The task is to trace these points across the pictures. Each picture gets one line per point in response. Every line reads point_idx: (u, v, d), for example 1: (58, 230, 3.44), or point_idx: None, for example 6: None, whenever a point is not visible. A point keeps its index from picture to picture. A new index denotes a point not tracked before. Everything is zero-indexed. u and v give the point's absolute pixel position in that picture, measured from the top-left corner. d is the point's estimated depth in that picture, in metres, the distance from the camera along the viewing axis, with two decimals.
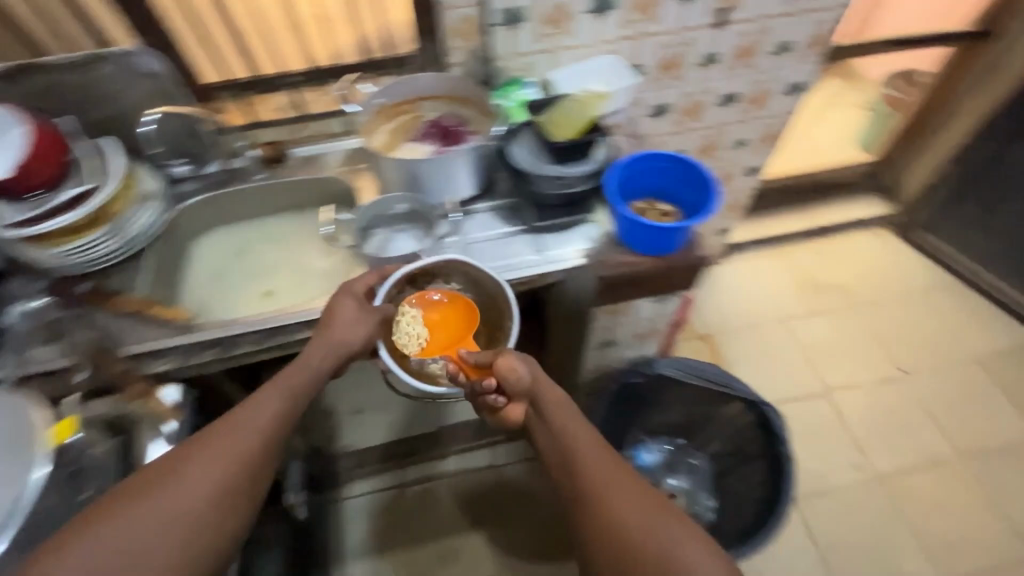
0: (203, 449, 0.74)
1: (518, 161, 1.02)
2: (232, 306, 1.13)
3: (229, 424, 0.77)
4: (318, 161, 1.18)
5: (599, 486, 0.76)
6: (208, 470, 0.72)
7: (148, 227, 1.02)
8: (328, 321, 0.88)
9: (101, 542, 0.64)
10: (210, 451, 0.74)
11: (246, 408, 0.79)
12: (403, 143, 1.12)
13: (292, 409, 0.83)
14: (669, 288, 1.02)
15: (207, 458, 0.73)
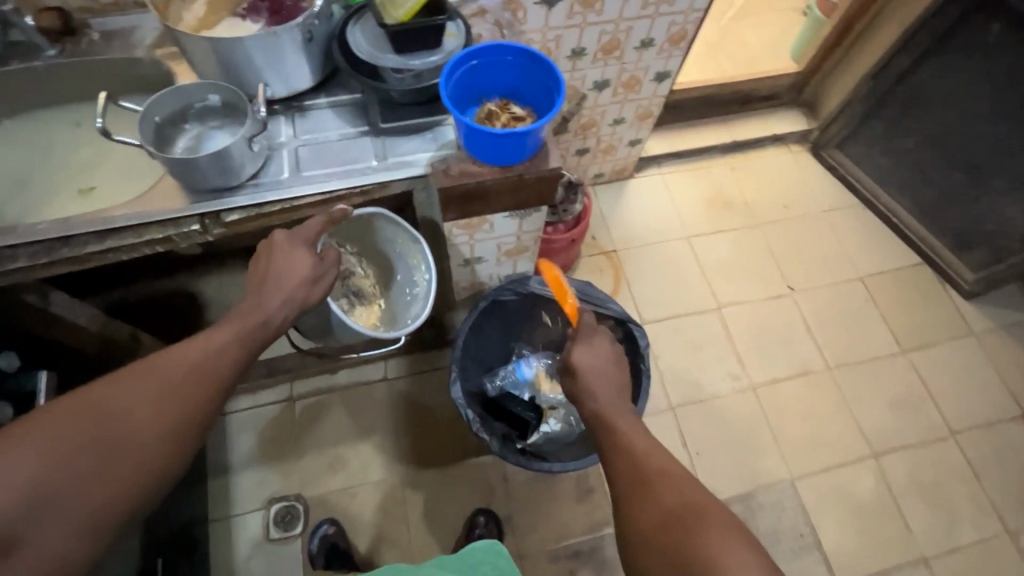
0: (147, 379, 0.69)
1: (356, 49, 0.88)
2: (32, 211, 0.97)
3: (174, 359, 0.72)
4: (125, 37, 0.99)
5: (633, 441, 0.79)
6: (152, 403, 0.68)
7: None
8: (278, 266, 0.82)
9: (5, 474, 0.58)
10: (151, 383, 0.69)
11: (192, 344, 0.74)
12: (221, 19, 0.93)
13: (247, 352, 0.79)
14: (523, 202, 0.95)
15: (151, 391, 0.69)
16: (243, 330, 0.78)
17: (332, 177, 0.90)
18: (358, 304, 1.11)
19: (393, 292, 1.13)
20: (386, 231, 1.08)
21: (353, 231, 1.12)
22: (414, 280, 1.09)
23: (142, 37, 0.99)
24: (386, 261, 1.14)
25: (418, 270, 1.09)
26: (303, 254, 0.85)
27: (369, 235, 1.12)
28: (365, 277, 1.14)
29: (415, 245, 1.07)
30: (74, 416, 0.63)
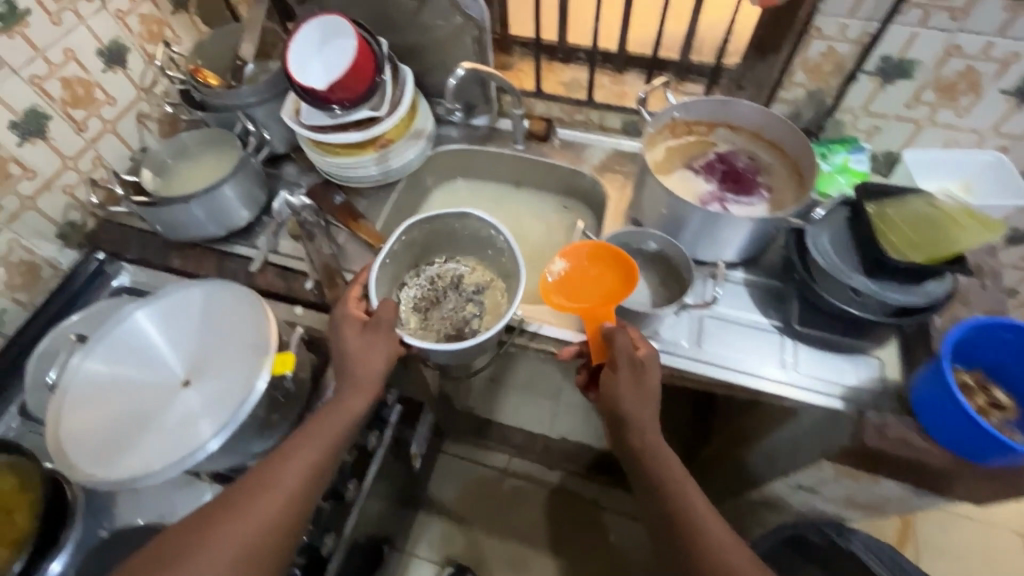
0: (270, 489, 0.64)
1: (815, 252, 0.80)
2: None
3: (262, 479, 0.64)
4: (579, 151, 1.09)
5: (698, 525, 0.66)
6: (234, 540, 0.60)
7: (408, 163, 1.04)
8: (347, 353, 0.73)
9: None
10: (295, 461, 0.66)
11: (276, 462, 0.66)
12: (676, 170, 0.97)
13: (332, 459, 0.69)
14: (941, 491, 0.76)
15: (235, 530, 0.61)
16: (343, 420, 0.71)
17: (725, 364, 0.83)
18: (470, 309, 0.94)
19: (492, 263, 0.98)
20: (417, 233, 0.94)
21: (410, 250, 0.95)
22: (496, 242, 0.93)
23: (593, 153, 1.08)
24: (464, 241, 0.98)
25: (494, 235, 0.92)
26: (380, 349, 0.74)
27: (438, 232, 0.96)
28: (444, 273, 0.98)
29: (461, 216, 0.92)
30: (220, 506, 0.63)
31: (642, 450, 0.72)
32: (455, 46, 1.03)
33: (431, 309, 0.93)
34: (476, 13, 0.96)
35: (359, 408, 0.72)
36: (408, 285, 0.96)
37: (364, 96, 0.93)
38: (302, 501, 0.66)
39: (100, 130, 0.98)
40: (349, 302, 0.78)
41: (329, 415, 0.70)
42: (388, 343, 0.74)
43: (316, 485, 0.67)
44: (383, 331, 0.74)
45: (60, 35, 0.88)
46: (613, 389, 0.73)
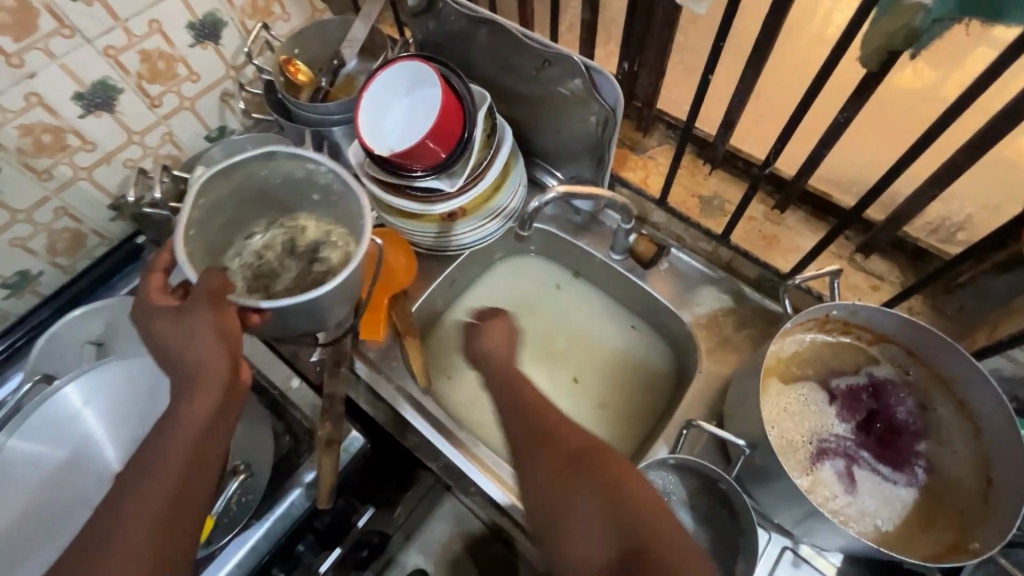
0: (161, 457, 0.45)
1: None
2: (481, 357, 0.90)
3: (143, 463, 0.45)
4: (688, 290, 0.83)
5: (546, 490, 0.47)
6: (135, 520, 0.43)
7: (475, 241, 0.86)
8: (170, 328, 0.49)
9: None
10: (188, 420, 0.46)
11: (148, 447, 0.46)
12: (806, 386, 0.70)
13: (205, 431, 0.47)
14: None
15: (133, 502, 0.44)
16: (186, 442, 0.46)
17: None
18: (316, 269, 0.69)
19: (328, 209, 0.73)
20: (228, 190, 0.68)
21: (215, 228, 0.69)
22: (320, 181, 0.70)
23: (702, 300, 0.83)
24: (288, 193, 0.73)
25: (313, 169, 0.69)
26: (208, 337, 0.48)
27: (246, 193, 0.70)
28: (271, 242, 0.71)
29: (269, 158, 0.68)
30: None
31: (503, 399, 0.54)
32: (575, 123, 0.81)
33: (277, 282, 0.69)
34: (609, 99, 0.73)
35: (206, 416, 0.46)
36: (232, 271, 0.69)
37: (437, 167, 0.73)
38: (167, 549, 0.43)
39: (175, 107, 0.90)
40: (151, 292, 0.54)
41: (157, 438, 0.46)
42: (214, 330, 0.48)
43: (172, 530, 0.44)
44: (204, 306, 0.49)
45: (150, 5, 0.78)
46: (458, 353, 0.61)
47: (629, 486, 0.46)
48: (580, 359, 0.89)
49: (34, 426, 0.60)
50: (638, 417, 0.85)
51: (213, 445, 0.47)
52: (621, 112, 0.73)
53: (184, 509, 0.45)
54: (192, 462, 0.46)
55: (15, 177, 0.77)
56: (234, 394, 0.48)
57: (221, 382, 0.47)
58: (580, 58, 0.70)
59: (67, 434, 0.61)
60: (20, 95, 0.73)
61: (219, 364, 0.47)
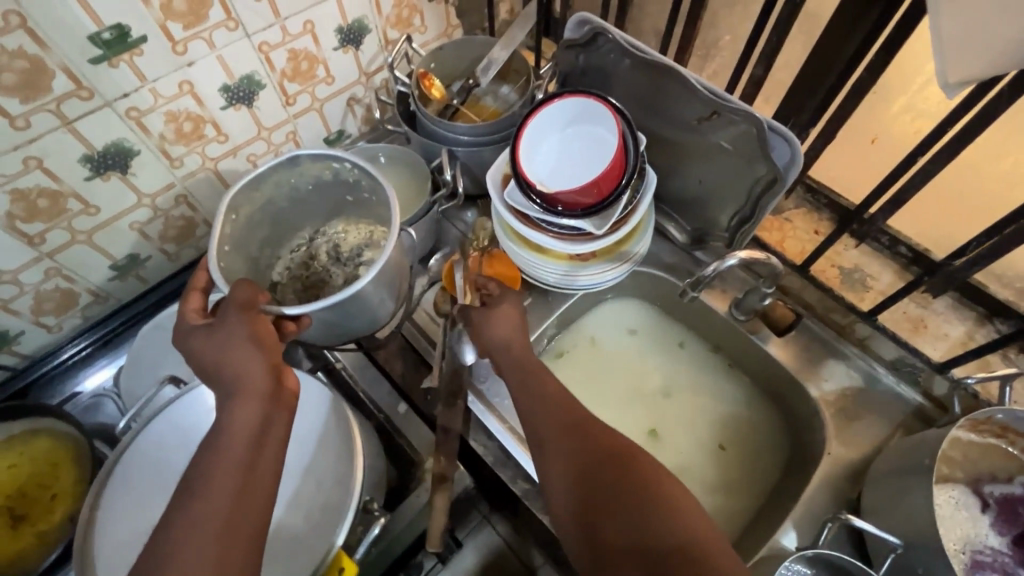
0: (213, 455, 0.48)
1: None
2: None
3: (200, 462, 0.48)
4: (821, 364, 0.78)
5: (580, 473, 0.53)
6: (200, 510, 0.45)
7: (602, 283, 0.82)
8: (208, 349, 0.54)
9: None
10: (228, 419, 0.50)
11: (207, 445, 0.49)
12: (961, 489, 0.66)
13: (257, 438, 0.50)
14: None
15: (186, 502, 0.46)
16: (237, 445, 0.49)
17: None
18: (357, 271, 0.77)
19: (359, 209, 0.79)
20: (263, 202, 0.72)
21: (256, 243, 0.76)
22: (346, 179, 0.74)
23: (831, 379, 0.78)
24: (318, 207, 0.80)
25: (339, 170, 0.73)
26: (243, 343, 0.53)
27: (279, 208, 0.76)
28: (315, 252, 0.80)
29: (292, 166, 0.72)
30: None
31: (554, 400, 0.60)
32: (725, 177, 0.78)
33: (320, 289, 0.77)
34: (784, 159, 0.69)
35: (256, 417, 0.50)
36: (283, 286, 0.78)
37: (591, 208, 0.70)
38: (229, 555, 0.44)
39: (305, 108, 0.88)
40: (186, 312, 0.59)
41: (209, 448, 0.49)
42: (249, 337, 0.54)
43: (235, 534, 0.45)
44: (235, 316, 0.55)
45: (309, 6, 0.76)
46: (484, 323, 0.66)
47: (641, 489, 0.50)
48: (698, 428, 0.84)
49: (162, 428, 0.60)
50: (751, 488, 0.80)
51: (265, 448, 0.50)
52: (792, 175, 0.70)
53: (246, 511, 0.47)
54: (251, 461, 0.49)
55: (149, 161, 0.75)
56: (277, 396, 0.53)
57: (263, 385, 0.52)
58: (761, 115, 0.67)
59: (192, 440, 0.61)
60: (175, 82, 0.71)
61: (258, 367, 0.52)
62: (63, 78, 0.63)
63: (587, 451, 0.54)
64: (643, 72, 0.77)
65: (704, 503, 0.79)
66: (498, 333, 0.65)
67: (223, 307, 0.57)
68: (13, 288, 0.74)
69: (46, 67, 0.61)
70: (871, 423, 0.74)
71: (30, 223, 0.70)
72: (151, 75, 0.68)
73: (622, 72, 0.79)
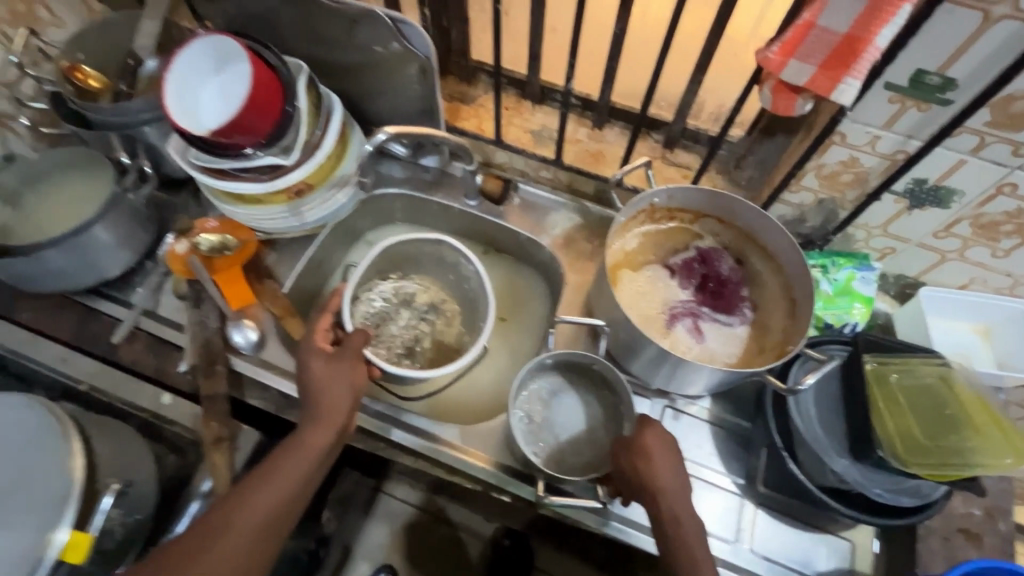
0: (289, 459, 0.63)
1: (792, 416, 0.66)
2: None
3: (281, 457, 0.64)
4: (541, 216, 0.90)
5: (666, 462, 0.62)
6: (264, 501, 0.61)
7: (332, 211, 0.86)
8: (320, 383, 0.67)
9: None
10: (308, 440, 0.65)
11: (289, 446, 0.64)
12: (651, 267, 0.81)
13: (323, 462, 0.66)
14: None
15: (261, 490, 0.62)
16: (308, 459, 0.64)
17: None
18: (422, 330, 0.86)
19: (452, 285, 0.89)
20: (390, 250, 0.84)
21: (376, 263, 0.85)
22: (462, 271, 0.86)
23: (556, 224, 0.89)
24: (427, 264, 0.89)
25: (462, 263, 0.85)
26: (346, 387, 0.68)
27: (398, 255, 0.87)
28: (400, 290, 0.87)
29: (436, 243, 0.84)
30: (172, 557, 0.57)
31: (642, 426, 0.64)
32: (398, 80, 0.83)
33: (387, 330, 0.84)
34: (422, 50, 0.76)
35: (325, 444, 0.65)
36: (360, 301, 0.83)
37: (270, 141, 0.73)
38: (263, 546, 0.61)
39: None
40: (315, 332, 0.72)
41: (290, 455, 0.64)
42: (349, 383, 0.68)
43: (274, 527, 0.62)
44: (349, 363, 0.70)
45: None
46: (653, 454, 0.62)
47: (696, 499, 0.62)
48: None
49: None
50: (530, 342, 0.89)
51: (322, 466, 0.66)
52: (434, 61, 0.78)
53: (289, 511, 0.63)
54: (305, 479, 0.64)
55: None
56: (343, 431, 0.68)
57: (343, 421, 0.67)
58: (381, 11, 0.73)
59: None
60: None
61: (347, 407, 0.67)
62: None
63: (671, 445, 0.64)
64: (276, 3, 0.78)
65: (494, 368, 0.88)
66: (655, 464, 0.62)
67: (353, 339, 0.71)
68: None
69: None
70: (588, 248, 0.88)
71: None
72: None
73: (265, 8, 0.80)
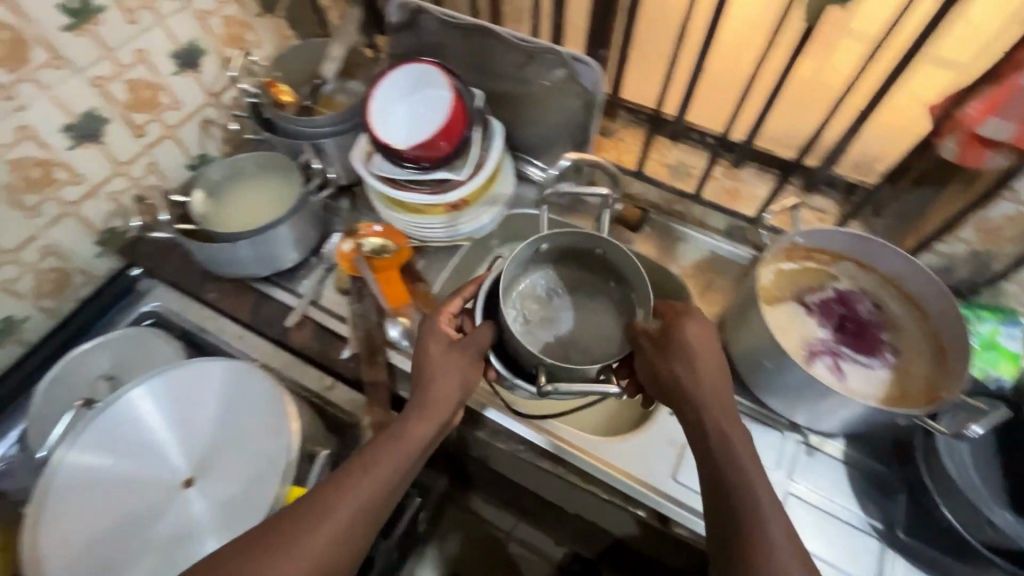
0: (394, 445, 0.59)
1: (947, 464, 0.66)
2: None
3: (382, 443, 0.59)
4: (674, 246, 0.94)
5: (732, 431, 0.57)
6: (359, 490, 0.55)
7: (480, 227, 0.92)
8: (431, 369, 0.64)
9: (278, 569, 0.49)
10: (413, 428, 0.60)
11: (392, 432, 0.60)
12: (790, 302, 0.82)
13: (421, 454, 0.61)
14: None
15: (358, 477, 0.56)
16: (411, 448, 0.59)
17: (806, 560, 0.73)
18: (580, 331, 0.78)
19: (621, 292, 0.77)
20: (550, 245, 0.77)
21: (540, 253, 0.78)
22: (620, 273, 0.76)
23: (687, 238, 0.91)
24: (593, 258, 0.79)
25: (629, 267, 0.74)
26: (456, 380, 0.64)
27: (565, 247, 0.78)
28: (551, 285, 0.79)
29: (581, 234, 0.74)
30: (258, 536, 0.51)
31: (700, 378, 0.60)
32: (556, 112, 0.90)
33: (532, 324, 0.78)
34: (590, 84, 0.82)
35: (429, 434, 0.61)
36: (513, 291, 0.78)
37: (447, 158, 0.80)
38: (356, 538, 0.53)
39: (159, 136, 0.90)
40: (441, 316, 0.69)
41: (390, 439, 0.59)
42: (457, 371, 0.65)
43: (371, 518, 0.55)
44: (472, 354, 0.67)
45: (135, 34, 0.79)
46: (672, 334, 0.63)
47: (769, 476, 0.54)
48: None
49: (104, 438, 0.64)
50: None
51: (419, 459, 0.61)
52: (599, 96, 0.83)
53: (384, 503, 0.56)
54: (403, 470, 0.59)
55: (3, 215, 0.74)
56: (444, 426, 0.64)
57: (447, 413, 0.63)
58: (561, 49, 0.80)
59: (133, 432, 0.65)
60: (11, 129, 0.71)
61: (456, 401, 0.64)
62: None
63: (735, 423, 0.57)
64: (460, 39, 0.88)
65: None
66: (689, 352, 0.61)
67: (472, 332, 0.67)
68: None
69: None
70: (719, 280, 0.91)
71: None
72: None
73: (447, 41, 0.90)
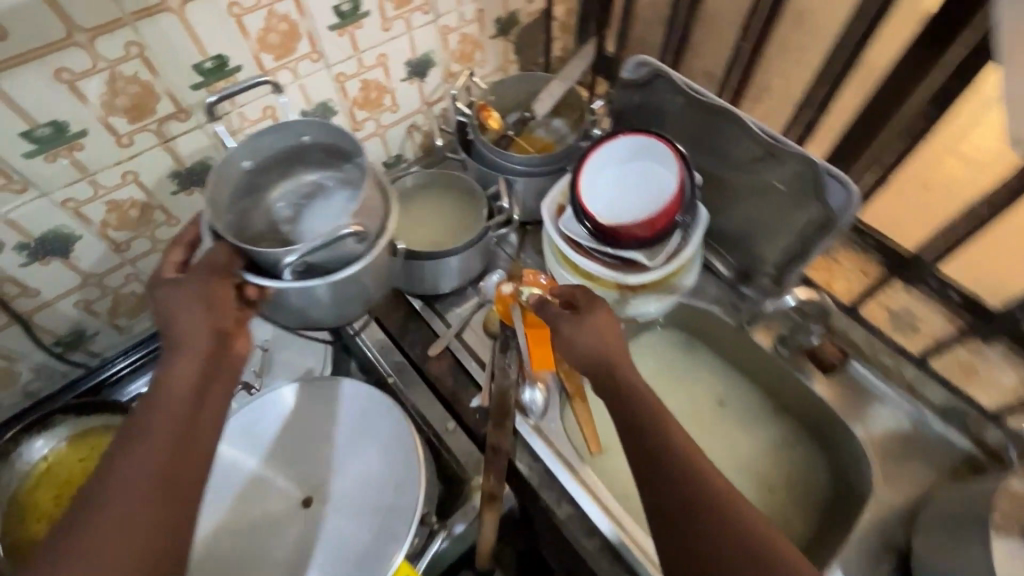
0: (161, 408, 0.47)
1: None
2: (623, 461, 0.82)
3: (150, 418, 0.47)
4: (867, 403, 0.79)
5: (677, 477, 0.49)
6: (133, 468, 0.44)
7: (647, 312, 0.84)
8: (165, 307, 0.53)
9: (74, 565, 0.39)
10: (172, 372, 0.49)
11: (147, 407, 0.48)
12: None
13: (208, 397, 0.50)
14: None
15: (132, 455, 0.44)
16: (184, 397, 0.48)
17: None
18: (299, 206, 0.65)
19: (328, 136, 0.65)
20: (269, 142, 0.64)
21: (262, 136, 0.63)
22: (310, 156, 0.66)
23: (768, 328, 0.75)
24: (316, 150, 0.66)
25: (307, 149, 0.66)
26: (195, 304, 0.52)
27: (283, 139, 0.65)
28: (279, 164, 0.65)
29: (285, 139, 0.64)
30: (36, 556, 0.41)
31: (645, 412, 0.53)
32: (776, 217, 0.79)
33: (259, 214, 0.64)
34: (836, 205, 0.70)
35: (199, 366, 0.50)
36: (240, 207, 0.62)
37: (645, 242, 0.74)
38: (166, 500, 0.44)
39: (371, 133, 0.93)
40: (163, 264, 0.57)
41: (156, 405, 0.48)
42: (202, 300, 0.53)
43: (169, 484, 0.44)
44: (201, 272, 0.54)
45: (385, 40, 0.82)
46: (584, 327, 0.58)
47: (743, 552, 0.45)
48: (744, 465, 0.83)
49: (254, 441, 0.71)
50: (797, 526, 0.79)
51: (208, 400, 0.50)
52: (843, 220, 0.71)
53: (180, 465, 0.46)
54: (188, 423, 0.48)
55: None
56: (223, 346, 0.53)
57: (210, 336, 0.52)
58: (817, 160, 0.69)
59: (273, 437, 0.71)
60: (260, 107, 0.76)
61: (210, 326, 0.52)
62: (166, 102, 0.67)
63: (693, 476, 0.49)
64: (693, 112, 0.80)
65: None
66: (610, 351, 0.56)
67: (196, 263, 0.56)
68: (98, 291, 0.78)
69: (153, 90, 0.65)
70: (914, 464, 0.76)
71: (121, 231, 0.74)
72: (241, 101, 0.74)
73: (677, 111, 0.82)
